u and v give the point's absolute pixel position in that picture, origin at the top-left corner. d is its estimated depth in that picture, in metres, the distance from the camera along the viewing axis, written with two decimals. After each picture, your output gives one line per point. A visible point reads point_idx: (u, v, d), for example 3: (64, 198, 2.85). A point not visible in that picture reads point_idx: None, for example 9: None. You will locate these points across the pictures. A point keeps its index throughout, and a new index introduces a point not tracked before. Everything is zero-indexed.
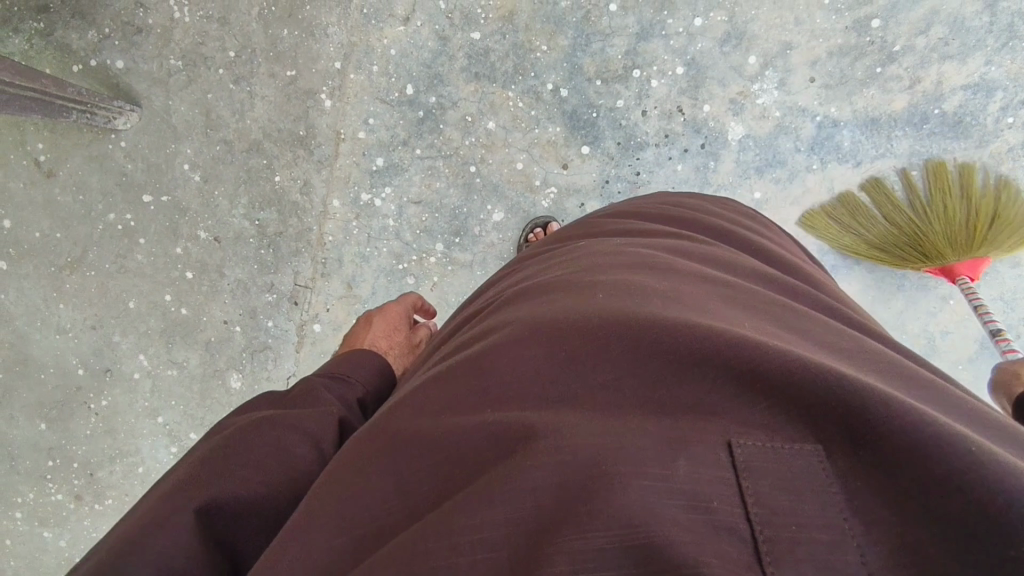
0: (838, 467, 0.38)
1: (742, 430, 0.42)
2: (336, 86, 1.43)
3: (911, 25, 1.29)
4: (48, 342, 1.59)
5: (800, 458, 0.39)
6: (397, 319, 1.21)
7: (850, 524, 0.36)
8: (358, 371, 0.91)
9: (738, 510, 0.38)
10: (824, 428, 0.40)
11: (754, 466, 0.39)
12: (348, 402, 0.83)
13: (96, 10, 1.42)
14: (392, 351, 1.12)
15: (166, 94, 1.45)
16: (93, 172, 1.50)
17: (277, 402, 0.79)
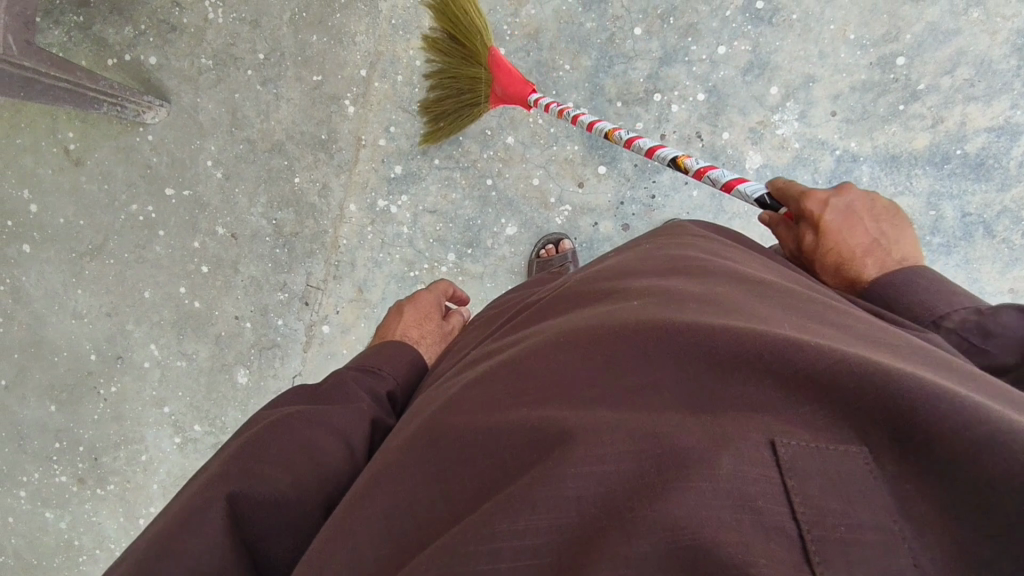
0: (887, 472, 0.42)
1: (779, 430, 0.45)
2: (360, 92, 1.45)
3: (938, 64, 1.28)
4: (63, 326, 1.62)
5: (847, 460, 0.43)
6: (430, 307, 1.21)
7: (900, 527, 0.40)
8: (388, 364, 0.94)
9: (786, 508, 0.41)
10: (873, 430, 0.43)
11: (799, 465, 0.43)
12: (377, 395, 0.86)
13: (134, 7, 1.47)
14: (425, 340, 1.13)
15: (195, 92, 1.48)
16: (119, 163, 1.54)
17: (310, 397, 0.82)
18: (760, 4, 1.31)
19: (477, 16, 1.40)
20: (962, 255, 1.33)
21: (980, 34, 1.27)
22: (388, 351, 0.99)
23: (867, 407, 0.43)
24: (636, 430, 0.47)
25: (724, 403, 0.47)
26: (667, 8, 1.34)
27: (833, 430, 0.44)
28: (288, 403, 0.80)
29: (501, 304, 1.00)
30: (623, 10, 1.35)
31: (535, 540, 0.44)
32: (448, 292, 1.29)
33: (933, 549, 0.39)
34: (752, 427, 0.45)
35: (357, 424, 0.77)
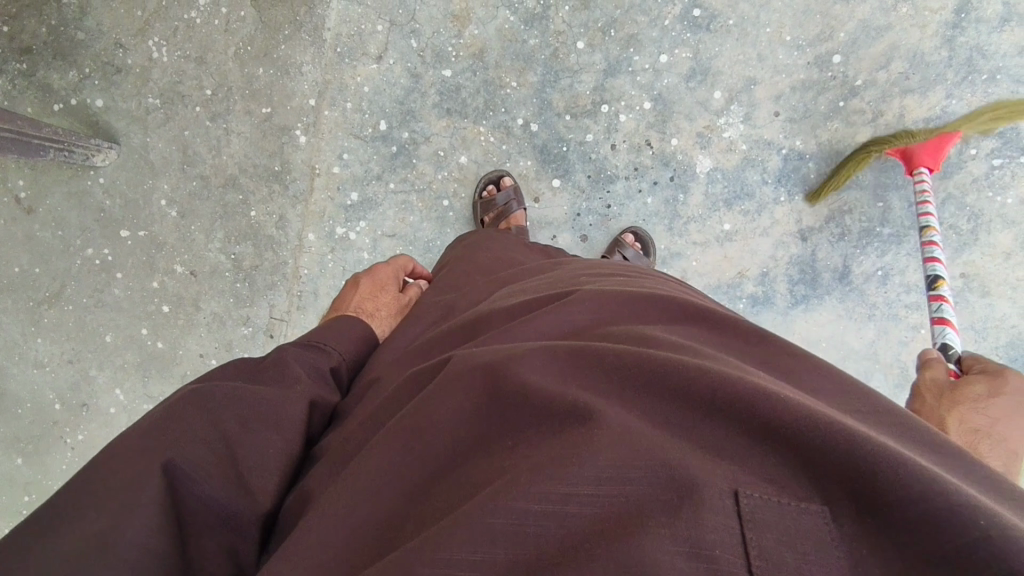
0: (844, 531, 0.41)
1: (746, 480, 0.45)
2: (310, 122, 1.45)
3: (872, 60, 1.31)
4: (25, 376, 1.60)
5: (805, 518, 0.42)
6: (386, 279, 1.22)
7: None
8: (334, 341, 0.92)
9: (739, 559, 0.41)
10: (832, 491, 0.42)
11: (758, 518, 0.43)
12: (317, 376, 0.83)
13: (77, 51, 1.46)
14: (378, 316, 1.12)
15: (144, 132, 1.47)
16: (72, 208, 1.52)
17: (248, 371, 0.76)
18: (698, 11, 1.33)
19: (422, 39, 1.40)
20: (912, 243, 1.35)
21: (910, 28, 1.30)
22: (336, 327, 0.96)
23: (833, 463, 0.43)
24: (606, 470, 0.48)
25: (698, 444, 0.48)
26: (607, 20, 1.36)
27: (796, 485, 0.44)
28: (226, 373, 0.74)
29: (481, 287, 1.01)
30: (564, 25, 1.37)
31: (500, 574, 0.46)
32: (406, 266, 1.28)
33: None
34: (720, 474, 0.46)
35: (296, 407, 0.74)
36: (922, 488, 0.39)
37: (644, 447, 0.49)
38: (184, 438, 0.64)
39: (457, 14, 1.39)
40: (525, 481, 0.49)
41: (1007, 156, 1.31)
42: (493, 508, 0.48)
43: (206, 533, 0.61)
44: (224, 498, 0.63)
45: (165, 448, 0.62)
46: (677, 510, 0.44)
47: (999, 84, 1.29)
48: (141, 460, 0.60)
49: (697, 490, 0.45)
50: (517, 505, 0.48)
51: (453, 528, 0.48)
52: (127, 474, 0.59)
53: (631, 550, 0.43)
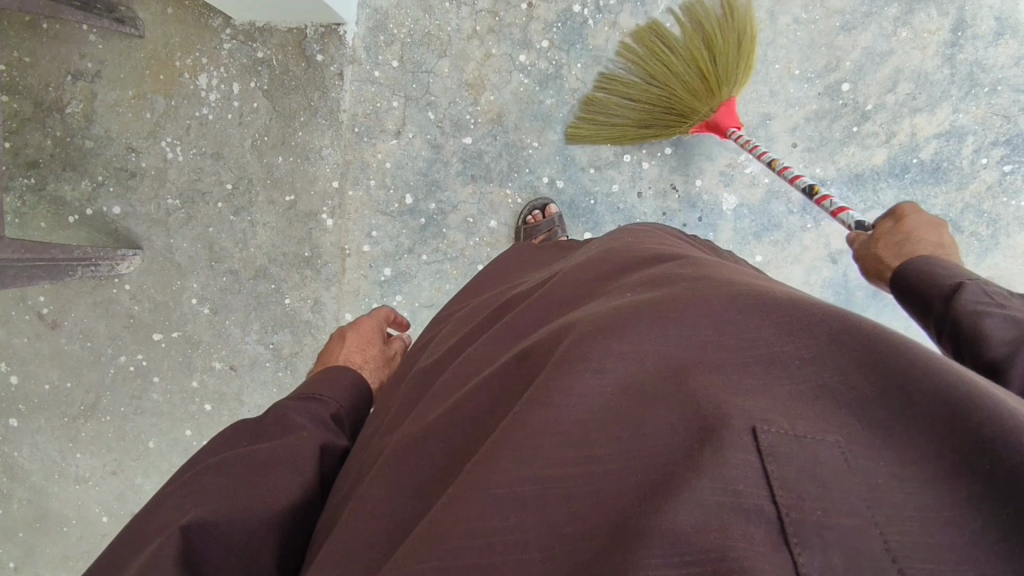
0: (860, 456, 0.41)
1: (763, 414, 0.44)
2: (335, 204, 1.44)
3: (879, 84, 1.36)
4: (67, 493, 1.55)
5: (823, 448, 0.42)
6: (370, 332, 1.21)
7: (874, 511, 0.38)
8: (331, 389, 0.92)
9: (765, 492, 0.41)
10: (850, 425, 0.43)
11: (778, 451, 0.42)
12: (320, 421, 0.85)
13: (87, 160, 1.42)
14: (367, 364, 1.13)
15: (166, 234, 1.45)
16: (99, 318, 1.49)
17: (250, 433, 0.80)
18: None
19: (439, 110, 1.40)
20: None
21: (912, 50, 1.35)
22: (328, 374, 0.96)
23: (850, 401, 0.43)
24: (630, 430, 0.48)
25: (710, 387, 0.48)
26: (619, 72, 1.38)
27: (811, 418, 0.44)
28: (228, 444, 0.78)
29: (506, 282, 1.01)
30: (578, 81, 1.39)
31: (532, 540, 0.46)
32: (388, 317, 1.29)
33: (905, 534, 0.37)
34: (735, 410, 0.45)
35: (307, 452, 0.77)
36: (945, 403, 0.39)
37: (660, 401, 0.49)
38: (183, 505, 0.69)
39: (472, 82, 1.39)
40: (541, 444, 0.50)
41: (1016, 162, 1.37)
42: (512, 474, 0.49)
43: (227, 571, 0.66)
44: (232, 535, 0.67)
45: (168, 519, 0.67)
46: (697, 454, 0.44)
47: (1000, 95, 1.36)
48: (150, 535, 0.66)
49: (715, 429, 0.45)
50: (537, 469, 0.49)
51: (473, 496, 0.49)
52: (140, 548, 0.65)
53: (654, 502, 0.43)
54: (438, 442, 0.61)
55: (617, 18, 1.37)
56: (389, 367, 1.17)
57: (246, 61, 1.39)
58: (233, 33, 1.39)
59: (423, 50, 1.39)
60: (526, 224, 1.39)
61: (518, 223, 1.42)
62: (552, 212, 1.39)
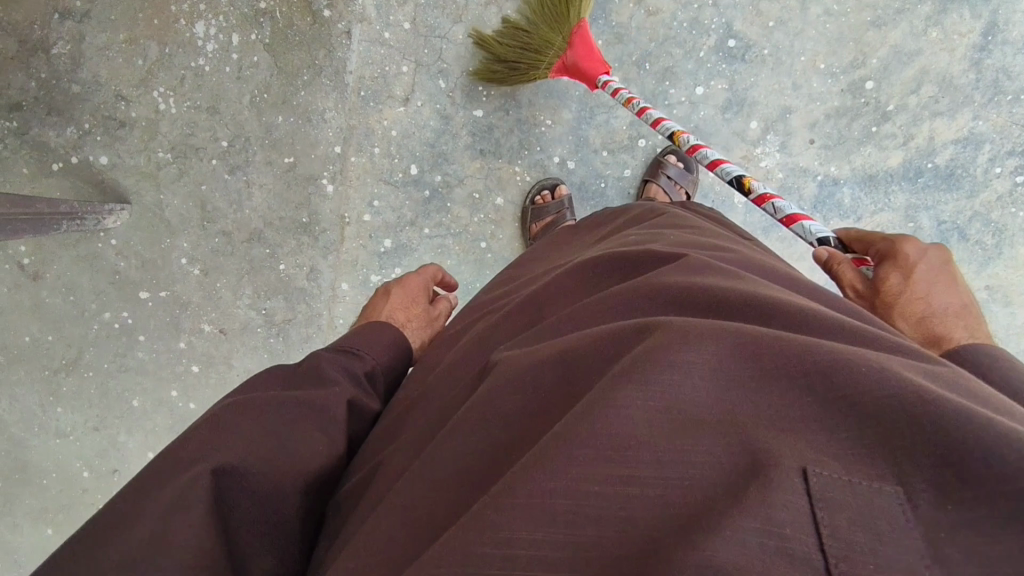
0: (921, 511, 0.38)
1: (817, 454, 0.41)
2: (337, 170, 1.38)
3: (903, 84, 1.33)
4: (47, 446, 1.52)
5: (881, 499, 0.39)
6: (416, 288, 1.14)
7: (926, 566, 0.37)
8: (368, 347, 0.89)
9: (812, 539, 0.38)
10: (910, 471, 0.39)
11: (830, 499, 0.39)
12: (355, 377, 0.82)
13: (72, 105, 1.34)
14: (410, 323, 1.07)
15: (157, 189, 1.38)
16: (83, 272, 1.43)
17: (283, 378, 0.76)
18: (733, 42, 1.32)
19: (450, 79, 1.34)
20: None
21: (940, 52, 1.31)
22: (368, 331, 0.93)
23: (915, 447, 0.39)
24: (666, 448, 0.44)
25: (759, 418, 0.44)
26: (641, 54, 1.33)
27: (870, 460, 0.40)
28: (260, 385, 0.74)
29: (529, 272, 0.97)
30: None
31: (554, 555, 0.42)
32: (437, 275, 1.22)
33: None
34: (785, 449, 0.42)
35: (338, 410, 0.74)
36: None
37: (700, 424, 0.45)
38: (216, 439, 0.63)
39: None
40: (568, 454, 0.45)
41: None
42: (535, 487, 0.45)
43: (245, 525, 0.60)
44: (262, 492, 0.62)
45: (200, 450, 0.62)
46: (741, 489, 0.40)
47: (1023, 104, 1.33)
48: (180, 462, 0.60)
49: (763, 466, 0.41)
50: (562, 484, 0.44)
51: (492, 508, 0.45)
52: (162, 480, 0.59)
53: (692, 531, 0.39)
54: (461, 438, 0.57)
55: None
56: (429, 330, 1.10)
57: (247, 11, 1.31)
58: None
59: (438, 13, 1.32)
60: (535, 203, 1.36)
61: (526, 202, 1.38)
62: (562, 192, 1.35)
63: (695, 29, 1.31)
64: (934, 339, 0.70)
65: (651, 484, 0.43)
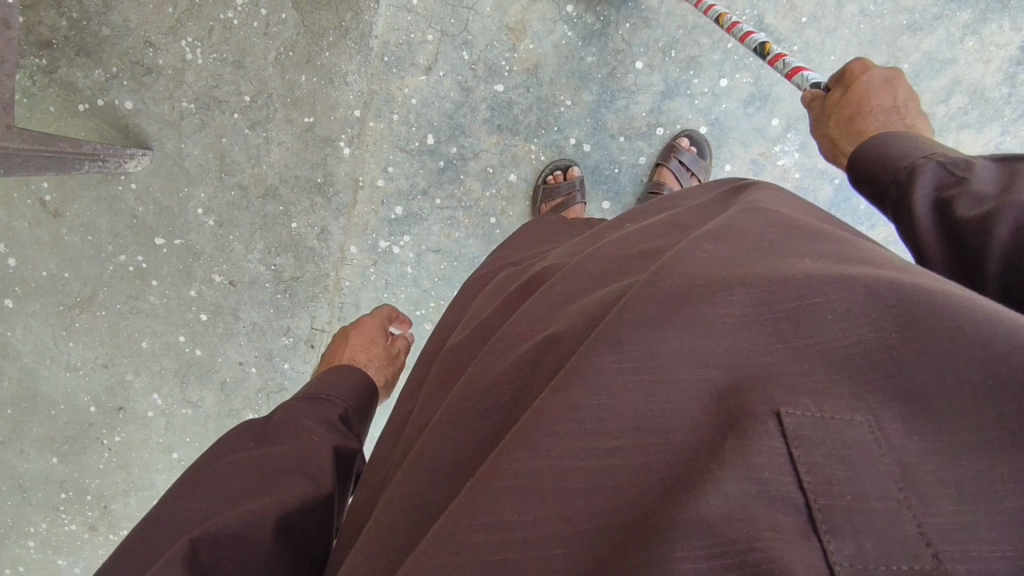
0: (893, 438, 0.40)
1: (788, 397, 0.42)
2: (355, 133, 1.39)
3: (933, 93, 1.30)
4: (57, 379, 1.57)
5: (853, 429, 0.40)
6: (374, 330, 1.29)
7: (904, 493, 0.38)
8: (335, 389, 1.01)
9: (791, 479, 0.39)
10: (883, 409, 0.41)
11: (807, 435, 0.40)
12: (328, 420, 0.94)
13: (102, 48, 1.36)
14: (372, 364, 1.21)
15: (178, 138, 1.41)
16: (101, 214, 1.46)
17: (256, 439, 0.88)
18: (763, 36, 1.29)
19: (474, 51, 1.34)
20: None
21: (975, 62, 1.28)
22: (332, 376, 1.05)
23: (884, 392, 0.42)
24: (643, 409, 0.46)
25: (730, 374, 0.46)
26: (668, 40, 1.31)
27: (842, 400, 0.42)
28: (236, 450, 0.86)
29: (533, 259, 0.99)
30: (624, 43, 1.32)
31: (549, 528, 0.44)
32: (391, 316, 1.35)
33: (935, 517, 0.36)
34: (757, 397, 0.43)
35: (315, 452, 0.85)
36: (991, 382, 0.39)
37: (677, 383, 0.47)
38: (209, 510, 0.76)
39: (513, 26, 1.33)
40: (547, 429, 0.47)
41: None
42: (522, 464, 0.46)
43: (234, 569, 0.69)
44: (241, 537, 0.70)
45: (194, 522, 0.74)
46: (720, 444, 0.42)
47: None
48: (182, 535, 0.73)
49: (737, 418, 0.43)
50: (546, 458, 0.46)
51: (484, 488, 0.47)
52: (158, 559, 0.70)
53: (677, 491, 0.41)
54: (466, 424, 0.60)
55: None
56: (387, 365, 1.25)
57: None
58: None
59: None
60: (547, 183, 1.36)
61: (538, 181, 1.39)
62: (575, 173, 1.36)
63: None
64: (854, 131, 0.86)
65: (633, 443, 0.45)
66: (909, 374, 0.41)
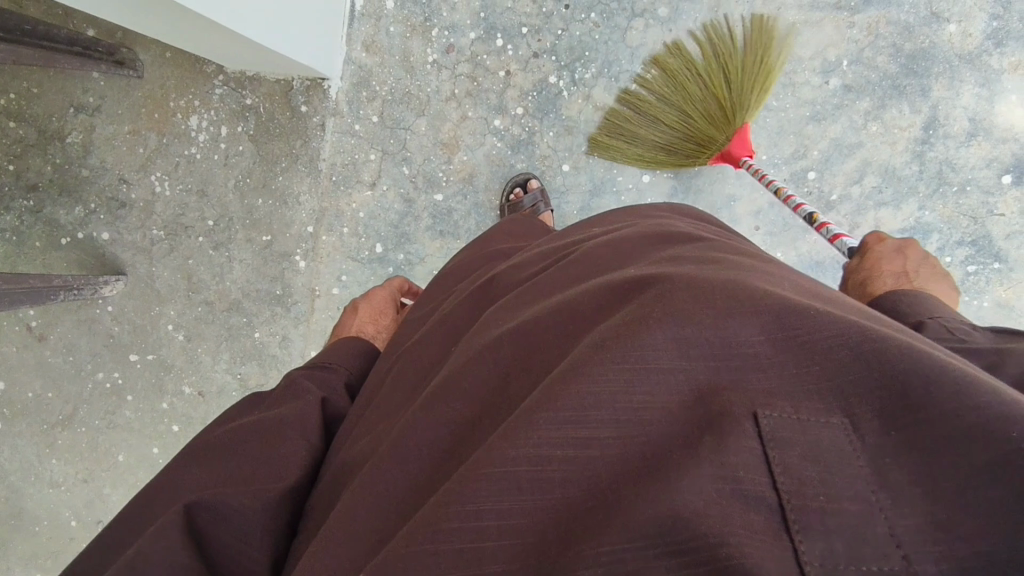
0: (866, 441, 0.37)
1: (766, 396, 0.41)
2: (309, 248, 1.50)
3: (846, 175, 1.36)
4: (41, 496, 1.61)
5: (828, 431, 0.38)
6: (382, 303, 1.20)
7: (877, 496, 0.35)
8: (337, 357, 0.92)
9: (764, 478, 0.37)
10: (855, 405, 0.39)
11: (782, 437, 0.38)
12: (330, 386, 0.85)
13: (82, 188, 1.51)
14: (381, 335, 1.11)
15: (150, 262, 1.52)
16: (81, 336, 1.57)
17: (258, 407, 0.78)
18: None
19: (413, 166, 1.45)
20: None
21: (881, 145, 1.34)
22: (338, 346, 0.96)
23: (871, 383, 0.39)
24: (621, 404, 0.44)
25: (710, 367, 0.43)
26: None
27: (818, 399, 0.40)
28: (237, 417, 0.76)
29: (485, 258, 0.97)
30: (550, 149, 1.42)
31: (518, 524, 0.42)
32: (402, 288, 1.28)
33: (908, 520, 0.34)
34: (737, 393, 0.41)
35: (310, 418, 0.75)
36: (965, 399, 0.36)
37: (656, 377, 0.44)
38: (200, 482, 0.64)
39: (447, 142, 1.44)
40: (526, 423, 0.45)
41: (981, 263, 1.35)
42: (500, 457, 0.44)
43: (233, 543, 0.60)
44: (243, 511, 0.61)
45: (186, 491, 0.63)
46: (695, 442, 0.40)
47: (969, 195, 1.34)
48: (163, 505, 0.63)
49: (717, 415, 0.41)
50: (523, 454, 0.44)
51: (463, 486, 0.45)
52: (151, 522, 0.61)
53: (651, 482, 0.40)
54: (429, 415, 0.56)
55: (591, 91, 1.40)
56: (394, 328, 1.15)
57: (235, 106, 1.47)
58: (225, 80, 1.46)
59: (403, 108, 1.44)
60: (510, 200, 1.40)
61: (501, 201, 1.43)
62: (533, 185, 1.40)
63: None
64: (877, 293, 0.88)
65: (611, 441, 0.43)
66: (892, 373, 0.38)
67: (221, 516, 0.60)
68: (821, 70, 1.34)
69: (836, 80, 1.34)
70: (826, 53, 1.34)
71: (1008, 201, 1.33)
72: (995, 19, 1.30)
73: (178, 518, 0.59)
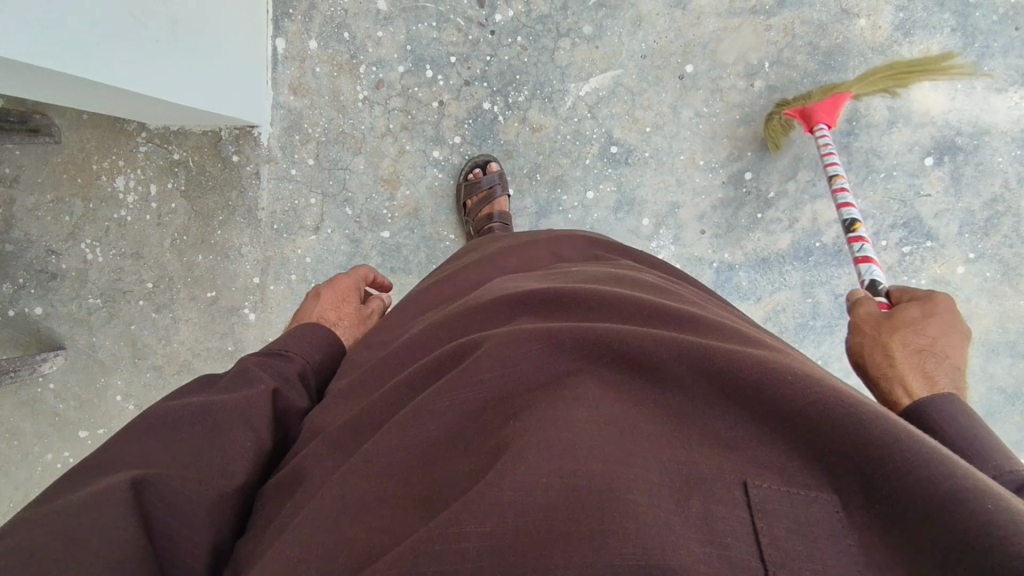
0: (854, 519, 0.43)
1: (755, 471, 0.46)
2: (257, 299, 1.46)
3: (780, 172, 1.40)
4: None
5: (815, 508, 0.43)
6: (347, 292, 1.10)
7: (861, 571, 0.40)
8: (296, 345, 0.85)
9: (753, 545, 0.42)
10: (841, 479, 0.44)
11: (767, 508, 0.44)
12: (285, 376, 0.79)
13: (8, 264, 1.43)
14: (343, 322, 1.03)
15: (90, 332, 1.46)
16: (23, 418, 1.48)
17: (210, 386, 0.72)
18: (615, 148, 1.41)
19: (356, 205, 1.43)
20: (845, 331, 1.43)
21: (809, 140, 1.39)
22: (298, 332, 0.89)
23: (850, 452, 0.44)
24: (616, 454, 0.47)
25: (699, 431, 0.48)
26: (531, 166, 1.42)
27: (798, 475, 0.45)
28: (185, 394, 0.70)
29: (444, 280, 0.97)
30: None
31: (497, 548, 0.43)
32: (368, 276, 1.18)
33: None
34: (724, 466, 0.47)
35: (262, 408, 0.70)
36: (928, 470, 0.41)
37: (643, 439, 0.49)
38: (143, 459, 0.61)
39: (387, 178, 1.42)
40: (524, 463, 0.47)
41: (914, 243, 1.41)
42: (494, 493, 0.45)
43: (174, 527, 0.57)
44: (189, 498, 0.59)
45: (125, 465, 0.60)
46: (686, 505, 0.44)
47: (896, 180, 1.39)
48: (97, 474, 0.58)
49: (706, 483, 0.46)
50: (516, 491, 0.45)
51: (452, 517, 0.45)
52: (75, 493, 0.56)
53: (637, 520, 0.42)
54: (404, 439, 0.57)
55: (526, 113, 1.40)
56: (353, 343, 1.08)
57: (162, 163, 1.42)
58: (149, 137, 1.41)
59: (339, 148, 1.42)
60: (466, 181, 1.38)
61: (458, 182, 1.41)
62: (490, 168, 1.38)
63: (577, 140, 1.40)
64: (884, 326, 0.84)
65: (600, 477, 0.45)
66: (861, 440, 0.43)
67: (165, 503, 0.57)
68: (745, 74, 1.38)
69: (761, 82, 1.38)
70: (747, 57, 1.37)
71: (932, 181, 1.39)
72: (901, 10, 1.36)
73: (124, 489, 0.55)
